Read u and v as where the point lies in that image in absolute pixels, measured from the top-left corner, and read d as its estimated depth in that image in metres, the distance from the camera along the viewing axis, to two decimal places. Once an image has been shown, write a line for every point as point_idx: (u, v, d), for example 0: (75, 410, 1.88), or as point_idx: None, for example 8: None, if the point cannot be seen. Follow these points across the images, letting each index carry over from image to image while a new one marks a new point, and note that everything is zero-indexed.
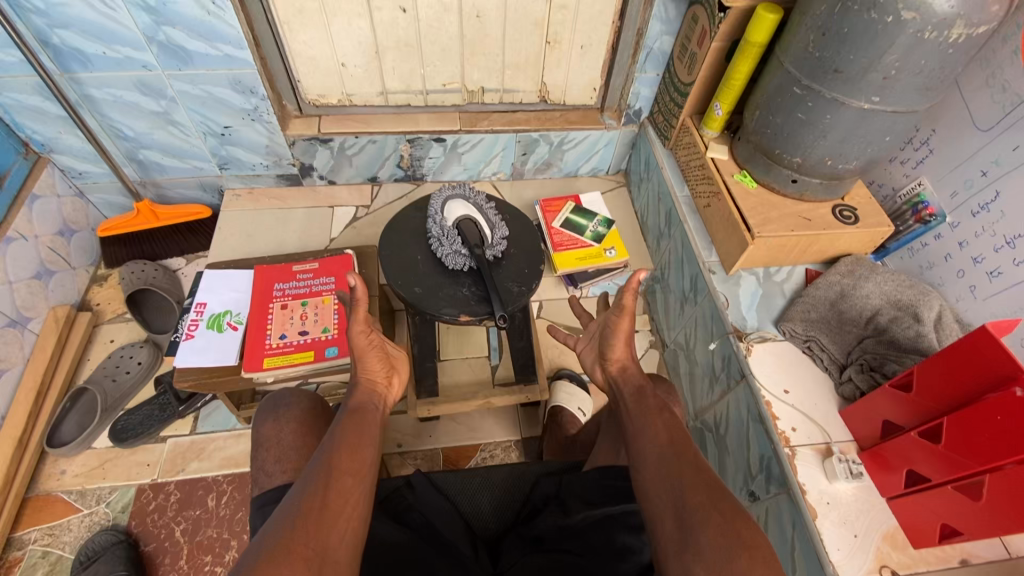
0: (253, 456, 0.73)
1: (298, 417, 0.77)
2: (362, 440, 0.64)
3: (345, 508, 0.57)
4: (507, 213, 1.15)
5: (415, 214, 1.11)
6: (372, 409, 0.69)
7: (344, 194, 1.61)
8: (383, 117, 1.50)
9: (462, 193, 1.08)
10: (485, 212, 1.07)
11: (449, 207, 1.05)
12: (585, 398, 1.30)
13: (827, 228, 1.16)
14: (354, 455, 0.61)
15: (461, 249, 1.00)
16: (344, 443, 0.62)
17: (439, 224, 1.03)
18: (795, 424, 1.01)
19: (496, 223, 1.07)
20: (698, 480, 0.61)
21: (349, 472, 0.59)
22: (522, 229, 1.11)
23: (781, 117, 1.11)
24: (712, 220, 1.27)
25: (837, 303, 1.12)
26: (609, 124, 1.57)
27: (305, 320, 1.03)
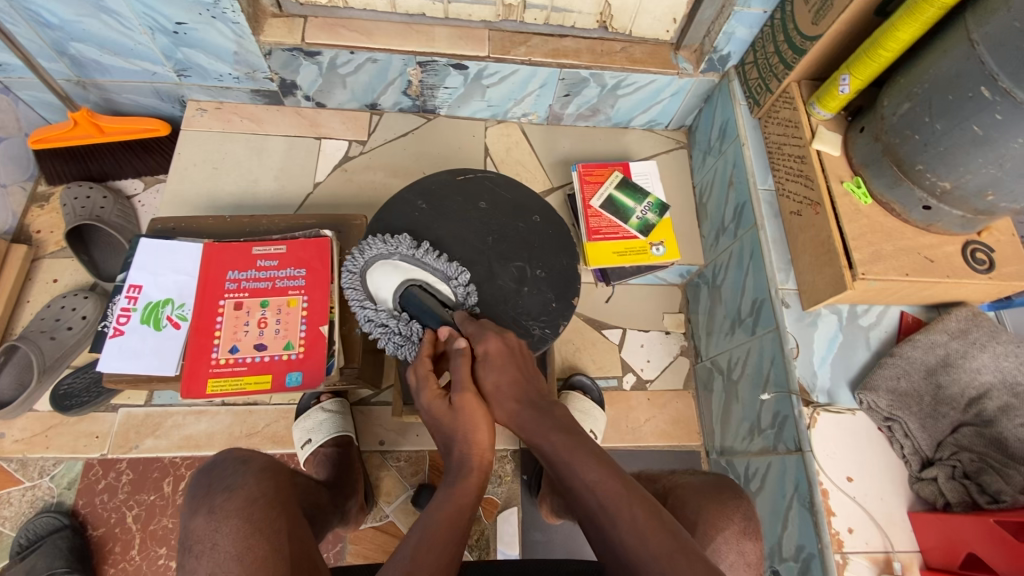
0: (181, 560, 0.64)
1: (242, 506, 0.66)
2: (448, 527, 0.57)
3: None
4: (537, 210, 0.86)
5: (415, 201, 0.85)
6: (465, 486, 0.62)
7: (335, 123, 1.29)
8: (390, 27, 1.14)
9: (381, 250, 0.80)
10: (426, 263, 0.79)
11: (378, 284, 0.79)
12: (599, 416, 1.14)
13: (953, 276, 0.87)
14: (434, 551, 0.54)
15: (414, 337, 0.76)
16: (430, 532, 0.56)
17: (377, 311, 0.78)
18: (854, 523, 0.83)
19: (451, 272, 0.79)
20: (652, 551, 0.52)
21: (428, 565, 0.52)
22: (556, 238, 0.84)
23: (946, 123, 0.78)
24: (799, 237, 0.98)
25: (935, 374, 0.88)
26: (684, 70, 1.20)
27: (263, 329, 0.81)
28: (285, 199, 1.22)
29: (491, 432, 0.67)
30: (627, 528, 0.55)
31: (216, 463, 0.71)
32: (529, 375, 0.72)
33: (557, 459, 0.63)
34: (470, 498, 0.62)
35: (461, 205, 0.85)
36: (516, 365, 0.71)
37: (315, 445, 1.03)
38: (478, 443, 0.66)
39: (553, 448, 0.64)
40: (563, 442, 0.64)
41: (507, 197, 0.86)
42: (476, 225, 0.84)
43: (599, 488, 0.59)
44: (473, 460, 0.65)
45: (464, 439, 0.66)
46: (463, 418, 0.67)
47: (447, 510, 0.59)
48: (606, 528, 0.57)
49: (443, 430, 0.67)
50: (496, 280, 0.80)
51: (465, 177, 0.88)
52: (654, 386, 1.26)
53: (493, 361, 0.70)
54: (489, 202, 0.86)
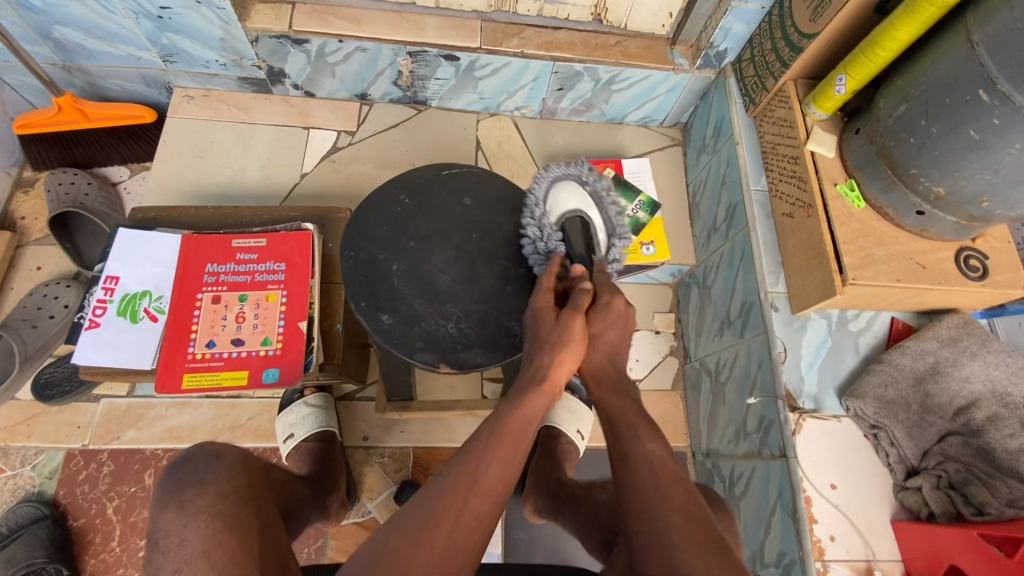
0: (151, 556, 0.63)
1: (212, 502, 0.64)
2: (520, 432, 0.61)
3: (479, 506, 0.55)
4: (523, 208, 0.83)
5: (398, 195, 0.81)
6: (538, 397, 0.64)
7: (324, 112, 1.27)
8: (380, 15, 1.12)
9: (578, 175, 0.81)
10: (605, 208, 0.79)
11: (554, 194, 0.79)
12: (587, 415, 1.12)
13: (944, 283, 0.86)
14: (506, 456, 0.59)
15: (553, 254, 0.77)
16: (500, 440, 0.60)
17: (536, 216, 0.78)
18: (835, 531, 0.82)
19: (618, 230, 0.79)
20: (688, 533, 0.53)
21: (495, 472, 0.57)
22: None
23: (942, 127, 0.76)
24: (790, 240, 0.96)
25: (923, 382, 0.87)
26: (681, 65, 1.17)
27: (241, 324, 0.80)
28: (271, 189, 1.20)
29: (577, 357, 0.66)
30: (669, 508, 0.56)
31: (187, 455, 0.70)
32: (625, 346, 0.72)
33: (625, 427, 0.65)
34: (539, 411, 0.63)
35: (445, 200, 0.81)
36: (624, 328, 0.71)
37: (297, 439, 1.02)
38: (562, 361, 0.65)
39: (626, 418, 0.66)
40: (633, 413, 0.66)
41: (493, 193, 0.83)
42: (461, 221, 0.80)
43: (655, 463, 0.61)
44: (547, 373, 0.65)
45: (547, 349, 0.66)
46: (556, 334, 0.66)
47: (521, 417, 0.62)
48: (645, 497, 0.58)
49: (538, 338, 0.68)
50: (479, 278, 0.77)
51: (450, 171, 0.84)
52: (642, 385, 1.25)
53: (608, 317, 0.69)
54: (473, 198, 0.82)
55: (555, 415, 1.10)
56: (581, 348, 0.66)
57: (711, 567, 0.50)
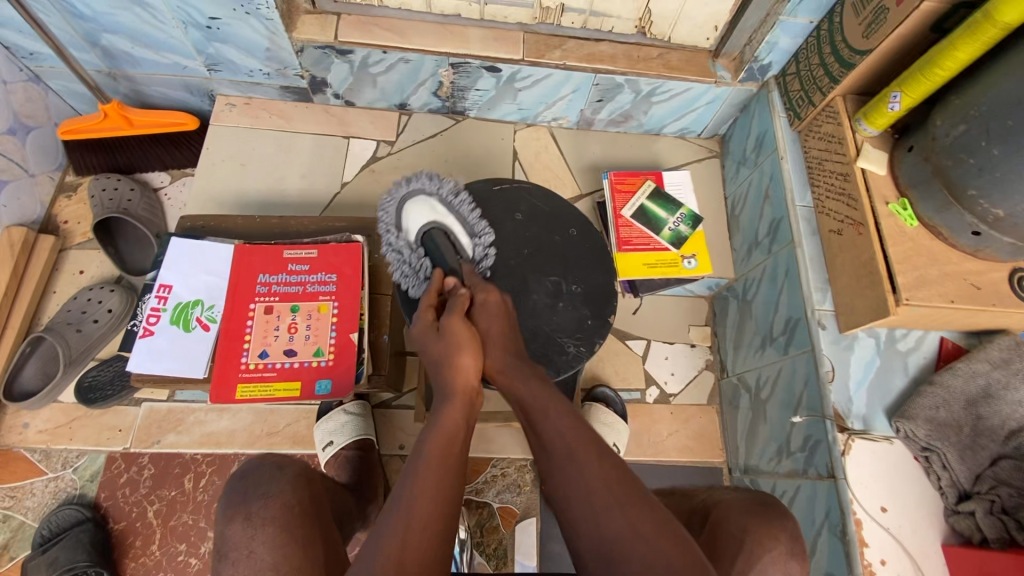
0: (218, 566, 0.64)
1: (278, 513, 0.66)
2: (442, 457, 0.58)
3: (421, 548, 0.50)
4: (575, 221, 0.82)
5: None
6: (450, 415, 0.62)
7: (364, 122, 1.27)
8: (424, 27, 1.13)
9: (424, 187, 0.78)
10: (459, 211, 0.77)
11: (406, 214, 0.76)
12: (623, 430, 1.14)
13: (999, 305, 0.85)
14: (436, 483, 0.55)
15: (424, 275, 0.75)
16: (424, 471, 0.56)
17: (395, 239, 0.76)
18: (887, 555, 0.81)
19: (478, 228, 0.77)
20: (612, 495, 0.55)
21: (426, 509, 0.53)
22: (593, 253, 0.80)
23: (1004, 148, 0.74)
24: (838, 257, 0.96)
25: (976, 404, 0.86)
26: (722, 78, 1.17)
27: (293, 335, 0.80)
28: (311, 197, 1.21)
29: (476, 356, 0.66)
30: (589, 472, 0.57)
31: (250, 465, 0.70)
32: (515, 325, 0.72)
33: (533, 405, 0.65)
34: (458, 426, 0.62)
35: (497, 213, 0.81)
36: (508, 314, 0.72)
37: (337, 447, 1.03)
38: (463, 366, 0.65)
39: (531, 396, 0.66)
40: (538, 390, 0.66)
41: (544, 206, 0.82)
42: (513, 234, 0.80)
43: (568, 432, 0.61)
44: (456, 388, 0.64)
45: (447, 363, 0.65)
46: (443, 345, 0.66)
47: (441, 441, 0.59)
48: (569, 471, 0.58)
49: (433, 358, 0.67)
50: (531, 294, 0.77)
51: (502, 184, 0.83)
52: (677, 400, 1.24)
53: (488, 310, 0.70)
54: (524, 212, 0.81)
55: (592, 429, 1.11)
56: (476, 348, 0.66)
57: (635, 523, 0.52)
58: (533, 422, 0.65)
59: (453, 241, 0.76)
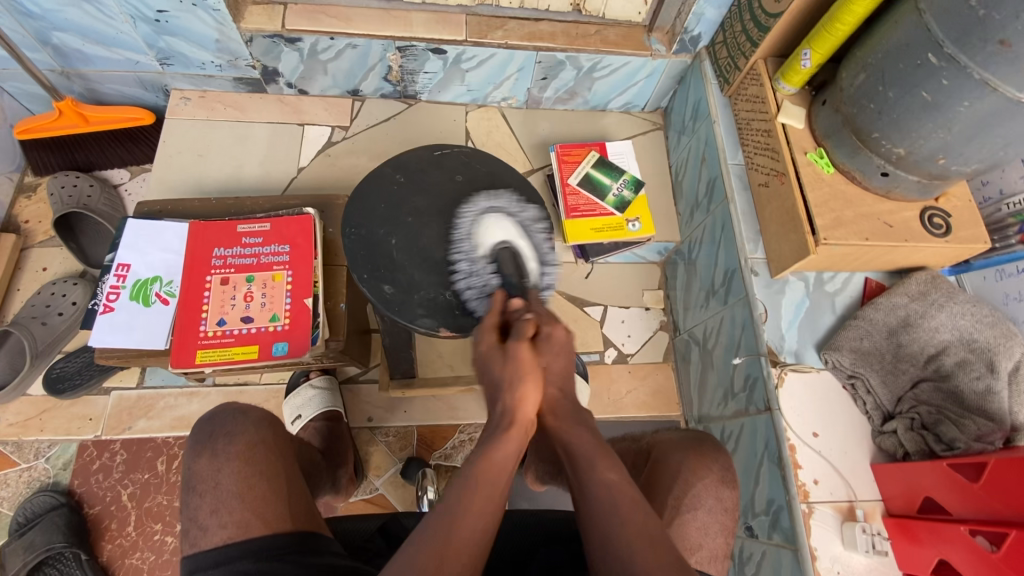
0: (185, 500, 0.67)
1: (245, 450, 0.70)
2: (489, 482, 0.59)
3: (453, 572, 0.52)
4: (514, 182, 0.86)
5: (394, 175, 0.83)
6: (502, 441, 0.62)
7: (318, 109, 1.32)
8: (369, 13, 1.18)
9: (506, 208, 0.82)
10: (534, 236, 0.80)
11: (480, 228, 0.79)
12: (583, 388, 1.19)
13: (910, 240, 0.92)
14: (476, 508, 0.56)
15: (490, 289, 0.75)
16: (469, 496, 0.57)
17: (468, 253, 0.78)
18: (819, 475, 0.87)
19: (548, 255, 0.80)
20: (651, 563, 0.54)
21: (466, 529, 0.55)
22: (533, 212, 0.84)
23: (897, 91, 0.82)
24: (766, 208, 1.02)
25: (895, 333, 0.93)
26: (657, 51, 1.24)
27: (249, 303, 0.84)
28: (269, 183, 1.24)
29: (537, 392, 0.65)
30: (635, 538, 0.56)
31: (217, 411, 0.74)
32: (574, 372, 0.70)
33: (584, 454, 0.64)
34: (506, 455, 0.61)
35: (441, 177, 0.84)
36: (574, 359, 0.70)
37: (305, 420, 1.06)
38: (524, 396, 0.64)
39: (584, 443, 0.65)
40: (592, 442, 0.65)
41: (485, 170, 0.86)
42: (457, 195, 0.83)
43: (618, 491, 0.60)
44: (510, 415, 0.63)
45: (505, 392, 0.64)
46: (505, 369, 0.64)
47: (490, 466, 0.60)
48: (608, 529, 0.58)
49: (493, 378, 0.66)
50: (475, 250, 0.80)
51: (443, 150, 0.87)
52: (634, 359, 1.30)
53: (552, 346, 0.67)
54: (466, 174, 0.85)
55: None
56: (536, 383, 0.65)
57: None
58: (581, 467, 0.64)
59: (522, 262, 0.78)
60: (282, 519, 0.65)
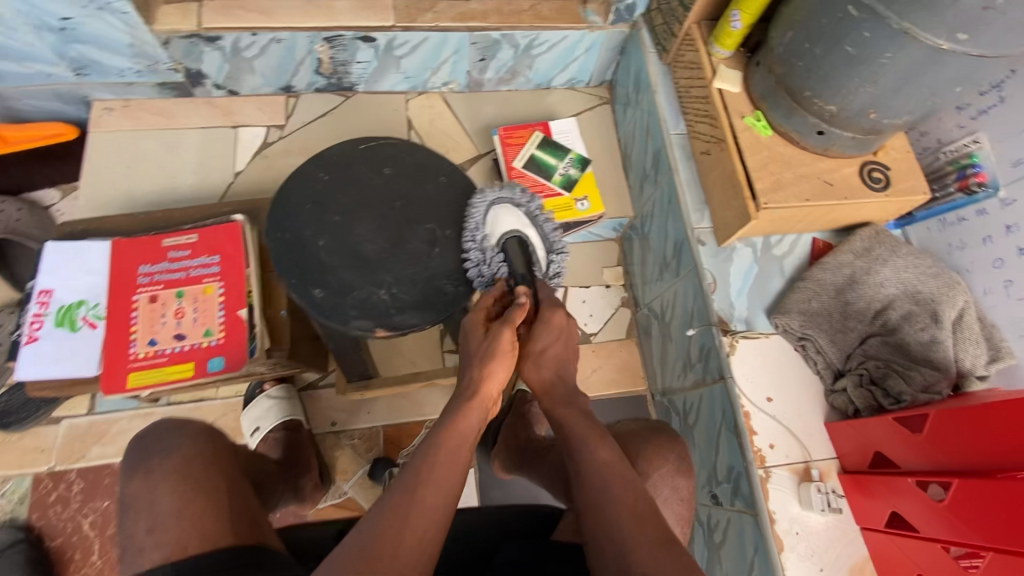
0: (121, 522, 0.66)
1: (180, 466, 0.69)
2: (456, 447, 0.65)
3: (420, 529, 0.57)
4: (445, 171, 0.83)
5: (316, 173, 0.80)
6: (471, 413, 0.68)
7: (251, 110, 1.27)
8: (291, 4, 1.13)
9: (512, 196, 0.82)
10: (542, 227, 0.82)
11: (494, 218, 0.79)
12: (564, 385, 1.17)
13: (850, 197, 0.92)
14: (444, 472, 0.62)
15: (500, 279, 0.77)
16: (437, 463, 0.63)
17: (478, 243, 0.78)
18: (774, 439, 0.88)
19: (555, 245, 0.83)
20: (638, 532, 0.60)
21: (434, 494, 0.60)
22: (466, 201, 0.81)
23: (823, 47, 0.80)
24: (710, 176, 1.01)
25: (842, 292, 0.94)
26: (594, 23, 1.21)
27: (180, 320, 0.81)
28: (206, 191, 1.20)
29: (507, 370, 0.70)
30: (620, 506, 0.63)
31: (150, 429, 0.73)
32: (569, 355, 0.78)
33: (576, 433, 0.71)
34: (475, 424, 0.68)
35: (367, 172, 0.81)
36: (566, 338, 0.76)
37: (263, 432, 1.04)
38: (490, 373, 0.69)
39: (575, 424, 0.72)
40: (581, 422, 0.72)
41: (414, 161, 0.83)
42: (386, 190, 0.80)
43: (606, 467, 0.67)
44: (479, 388, 0.69)
45: (477, 365, 0.70)
46: (484, 347, 0.70)
47: (459, 431, 0.66)
48: (600, 500, 0.65)
49: (468, 352, 0.72)
50: (407, 244, 0.77)
51: (369, 143, 0.83)
52: (597, 338, 1.30)
53: (550, 331, 0.74)
54: (393, 167, 0.82)
55: None
56: (509, 362, 0.70)
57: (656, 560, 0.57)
58: (574, 449, 0.71)
59: (531, 252, 0.80)
60: (223, 534, 0.64)
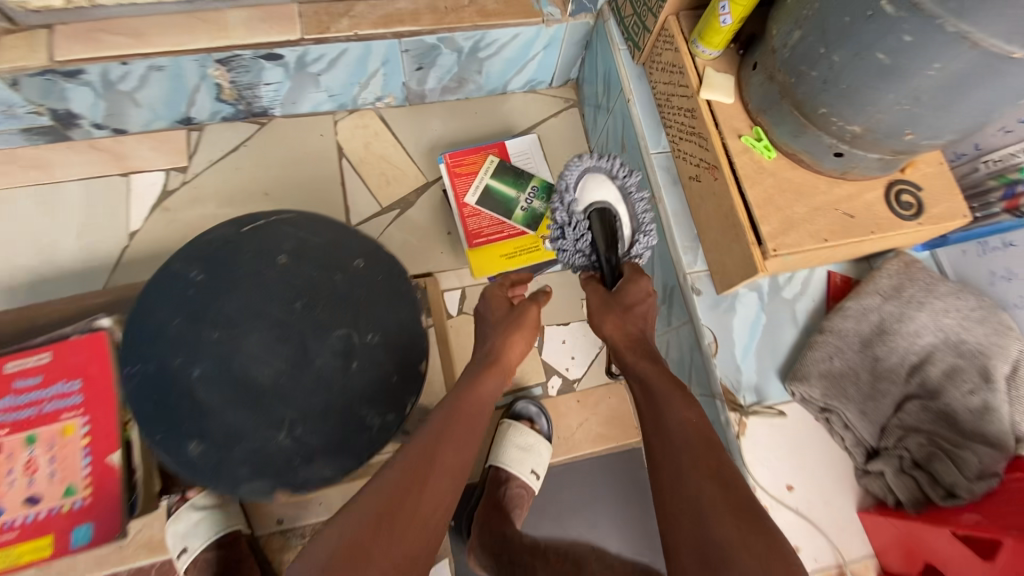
0: None
1: None
2: (473, 414, 0.65)
3: (439, 488, 0.58)
4: (362, 250, 0.63)
5: (188, 273, 0.60)
6: (488, 377, 0.69)
7: (144, 151, 1.04)
8: (167, 21, 0.89)
9: (607, 167, 0.85)
10: (632, 207, 0.85)
11: (585, 184, 0.85)
12: (544, 451, 1.04)
13: (876, 232, 0.74)
14: (458, 441, 0.63)
15: (584, 248, 0.83)
16: (454, 424, 0.64)
17: (568, 207, 0.85)
18: (800, 542, 0.73)
19: (643, 225, 0.84)
20: (718, 498, 0.52)
21: (451, 455, 0.61)
22: (389, 291, 0.62)
23: (845, 54, 0.60)
24: (701, 208, 0.83)
25: (870, 345, 0.77)
26: (551, 16, 0.99)
27: (33, 476, 0.68)
28: (97, 259, 0.99)
29: (522, 345, 0.74)
30: (700, 473, 0.54)
31: None
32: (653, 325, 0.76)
33: (655, 387, 0.64)
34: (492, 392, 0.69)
35: (257, 263, 0.61)
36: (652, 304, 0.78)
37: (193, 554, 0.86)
38: (513, 344, 0.73)
39: (654, 378, 0.65)
40: (663, 377, 0.65)
41: (319, 240, 0.63)
42: (283, 286, 0.60)
43: (691, 430, 0.58)
44: (502, 354, 0.72)
45: (501, 334, 0.74)
46: (508, 318, 0.76)
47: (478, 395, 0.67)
48: (678, 463, 0.56)
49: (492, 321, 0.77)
50: (311, 362, 0.58)
51: (257, 222, 0.63)
52: (581, 386, 1.13)
53: (635, 293, 0.75)
54: (291, 253, 0.62)
55: (507, 454, 1.02)
56: (529, 336, 0.75)
57: (736, 531, 0.49)
58: (654, 405, 0.63)
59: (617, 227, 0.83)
60: None
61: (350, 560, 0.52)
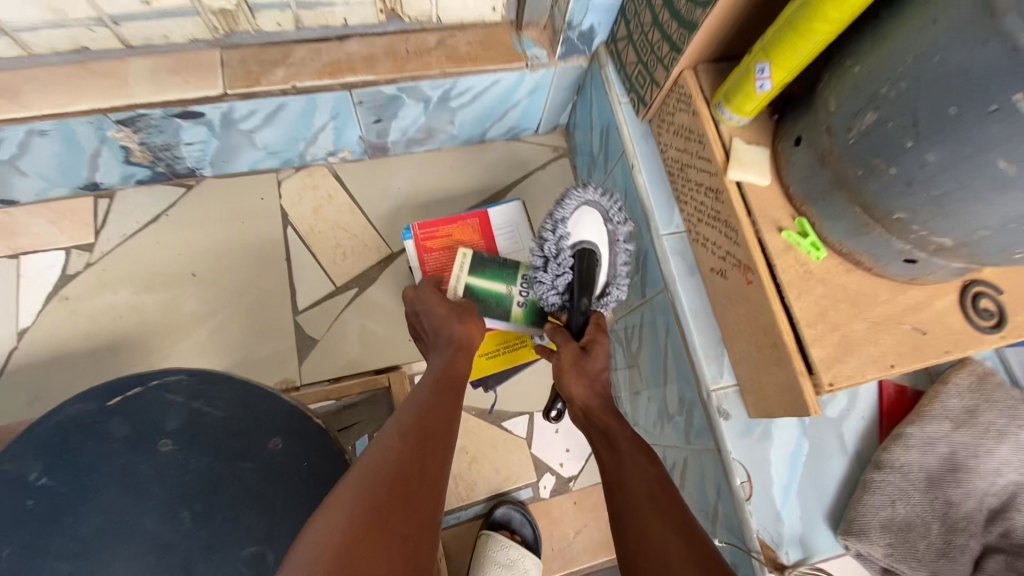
0: None
1: None
2: (452, 389, 0.62)
3: (440, 447, 0.54)
4: (277, 428, 0.54)
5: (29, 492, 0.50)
6: (465, 361, 0.68)
7: (37, 226, 0.84)
8: (48, 76, 0.70)
9: (604, 203, 0.74)
10: (618, 253, 0.74)
11: (580, 218, 0.72)
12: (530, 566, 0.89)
13: (954, 352, 0.57)
14: (443, 410, 0.58)
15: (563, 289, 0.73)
16: (442, 397, 0.59)
17: (556, 238, 0.73)
18: None
19: (620, 276, 0.75)
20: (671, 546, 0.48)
21: (442, 421, 0.56)
22: (305, 489, 0.53)
23: (944, 153, 0.44)
24: (728, 310, 0.67)
25: (940, 486, 0.62)
26: (536, 59, 0.81)
27: None
28: None
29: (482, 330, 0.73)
30: (665, 526, 0.50)
31: None
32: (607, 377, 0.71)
33: (617, 438, 0.60)
34: (464, 370, 0.67)
35: (123, 463, 0.52)
36: None
37: None
38: (472, 332, 0.71)
39: (618, 431, 0.61)
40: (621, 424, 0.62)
41: (215, 417, 0.54)
42: (157, 491, 0.52)
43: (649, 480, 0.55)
44: (464, 336, 0.70)
45: (454, 321, 0.71)
46: (455, 311, 0.73)
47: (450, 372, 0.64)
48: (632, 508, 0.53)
49: (434, 318, 0.73)
50: None
51: (128, 394, 0.54)
52: (576, 484, 0.96)
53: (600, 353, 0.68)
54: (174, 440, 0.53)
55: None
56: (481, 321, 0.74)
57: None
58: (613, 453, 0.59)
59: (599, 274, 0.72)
60: None
61: (370, 530, 0.43)
